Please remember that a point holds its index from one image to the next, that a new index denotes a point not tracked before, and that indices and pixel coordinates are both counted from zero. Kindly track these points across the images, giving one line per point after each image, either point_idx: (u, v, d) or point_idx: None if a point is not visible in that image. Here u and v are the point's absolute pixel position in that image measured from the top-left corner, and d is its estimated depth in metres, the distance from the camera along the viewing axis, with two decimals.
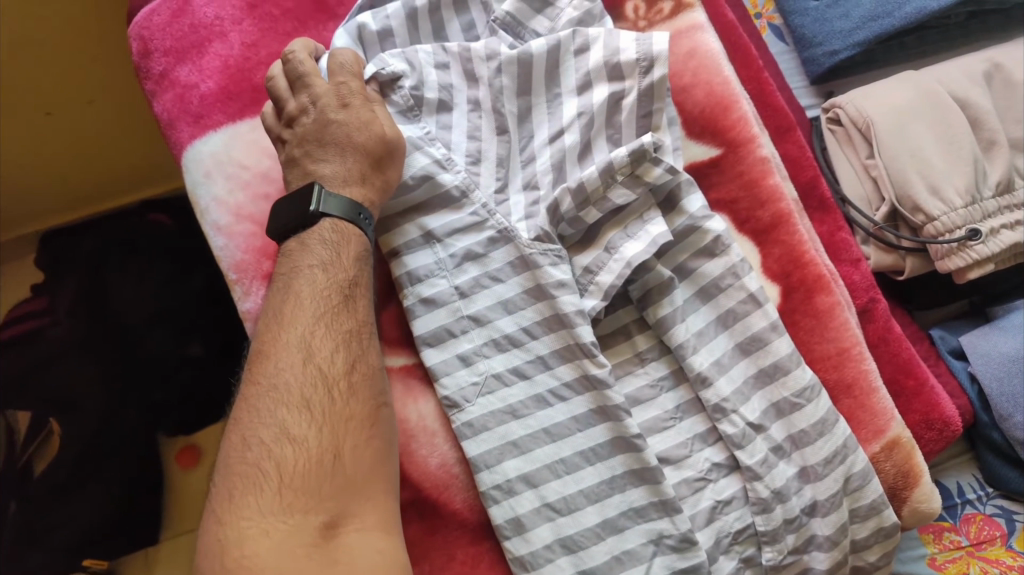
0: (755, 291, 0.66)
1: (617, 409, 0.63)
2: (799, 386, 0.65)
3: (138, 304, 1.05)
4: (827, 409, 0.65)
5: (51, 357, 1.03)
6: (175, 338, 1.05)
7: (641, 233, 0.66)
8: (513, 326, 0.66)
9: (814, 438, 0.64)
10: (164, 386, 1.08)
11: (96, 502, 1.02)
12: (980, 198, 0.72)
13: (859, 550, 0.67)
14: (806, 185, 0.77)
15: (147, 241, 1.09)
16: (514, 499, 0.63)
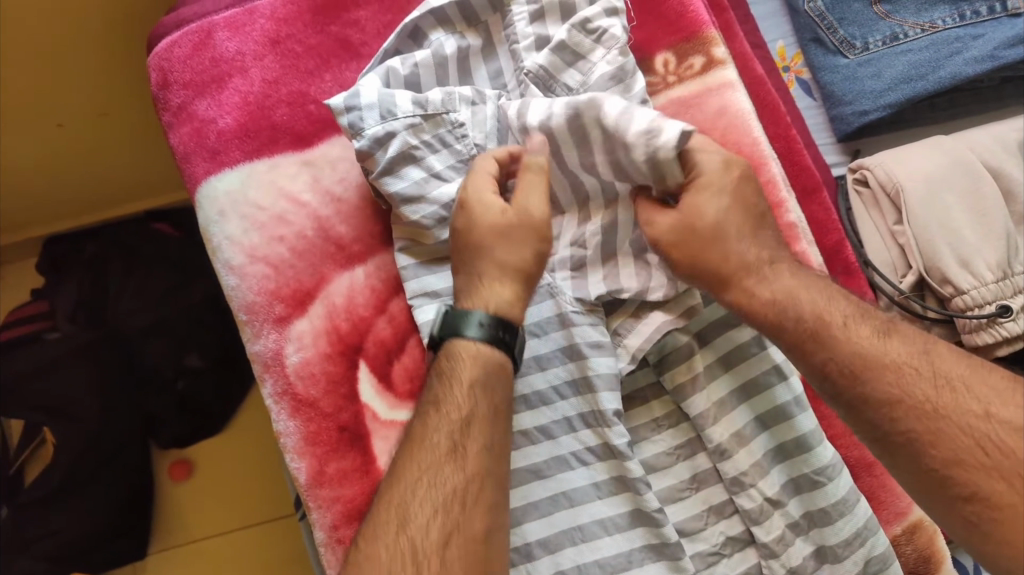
0: (780, 363, 0.65)
1: (636, 482, 0.63)
2: (820, 464, 0.62)
3: (139, 313, 1.06)
4: (848, 487, 0.62)
5: (49, 363, 1.02)
6: (173, 351, 1.06)
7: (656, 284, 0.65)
8: (546, 384, 0.66)
9: (834, 519, 0.62)
10: (159, 398, 1.07)
11: (88, 513, 1.01)
12: (1012, 274, 0.70)
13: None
14: (831, 249, 0.75)
15: (150, 253, 1.11)
16: (532, 564, 0.63)
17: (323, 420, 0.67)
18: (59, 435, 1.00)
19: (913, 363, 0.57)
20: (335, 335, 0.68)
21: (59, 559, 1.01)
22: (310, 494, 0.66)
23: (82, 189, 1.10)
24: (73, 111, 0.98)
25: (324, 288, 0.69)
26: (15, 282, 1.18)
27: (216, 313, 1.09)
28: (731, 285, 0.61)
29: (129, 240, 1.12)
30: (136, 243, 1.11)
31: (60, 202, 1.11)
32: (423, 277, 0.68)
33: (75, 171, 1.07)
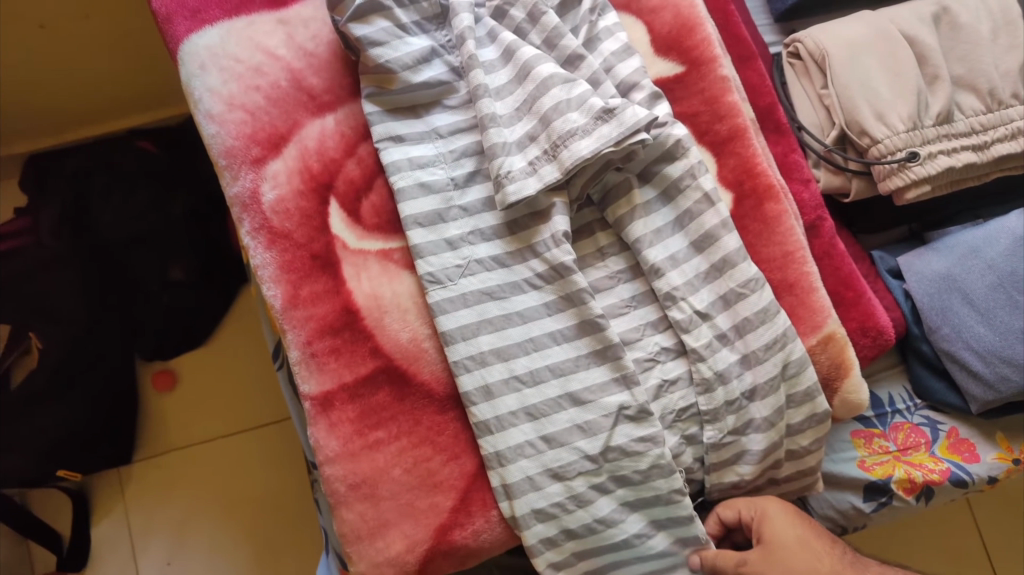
0: (710, 190, 0.72)
1: (580, 293, 0.69)
2: (744, 278, 0.70)
3: (121, 223, 1.13)
4: (769, 299, 0.70)
5: (37, 266, 1.10)
6: (157, 262, 1.14)
7: (595, 133, 0.67)
8: (495, 219, 0.72)
9: (756, 326, 0.70)
10: (144, 305, 1.14)
11: (78, 409, 1.06)
12: (921, 126, 0.78)
13: (792, 435, 0.72)
14: (765, 109, 0.82)
15: (132, 166, 1.16)
16: (484, 369, 0.69)
17: (297, 250, 0.73)
18: (48, 337, 1.07)
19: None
20: (307, 174, 0.74)
21: (51, 456, 1.05)
22: (285, 315, 0.71)
23: (65, 103, 1.13)
24: (69, 16, 1.00)
25: (297, 133, 0.75)
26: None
27: (194, 222, 1.16)
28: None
29: (110, 154, 1.17)
30: (118, 156, 1.17)
31: (49, 113, 1.14)
32: (388, 123, 0.74)
33: (65, 80, 1.09)
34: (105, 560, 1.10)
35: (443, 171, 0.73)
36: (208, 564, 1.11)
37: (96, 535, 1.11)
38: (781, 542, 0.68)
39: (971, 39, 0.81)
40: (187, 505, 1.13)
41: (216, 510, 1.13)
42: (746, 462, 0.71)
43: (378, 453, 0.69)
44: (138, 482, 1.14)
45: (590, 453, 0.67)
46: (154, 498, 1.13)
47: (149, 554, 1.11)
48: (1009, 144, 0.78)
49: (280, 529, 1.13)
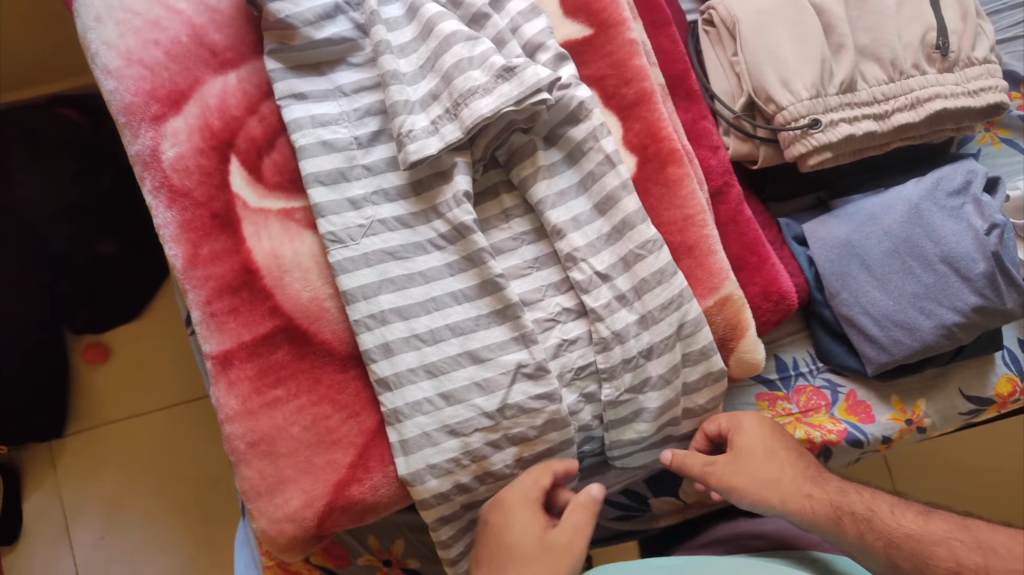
0: (611, 152, 0.72)
1: (481, 253, 0.70)
2: (641, 239, 0.70)
3: (44, 197, 1.09)
4: (666, 261, 0.71)
5: None
6: (85, 237, 1.10)
7: (495, 92, 0.67)
8: (399, 179, 0.72)
9: (653, 286, 0.70)
10: (71, 279, 1.12)
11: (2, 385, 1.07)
12: (825, 94, 0.79)
13: (689, 394, 0.74)
14: (676, 76, 0.83)
15: (50, 136, 1.11)
16: (385, 328, 0.69)
17: (197, 209, 0.72)
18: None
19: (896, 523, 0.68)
20: (208, 132, 0.73)
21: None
22: (185, 276, 0.71)
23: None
24: None
25: (198, 90, 0.74)
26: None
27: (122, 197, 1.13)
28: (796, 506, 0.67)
29: (32, 122, 1.12)
30: (40, 125, 1.12)
31: None
32: (290, 81, 0.73)
33: None
34: (37, 534, 1.13)
35: (346, 130, 0.72)
36: (139, 538, 1.14)
37: (27, 510, 1.14)
38: (745, 450, 0.71)
39: (877, 9, 0.82)
40: (117, 482, 1.16)
41: (147, 487, 1.16)
42: (644, 419, 0.72)
43: (276, 411, 0.69)
44: (69, 457, 1.16)
45: (487, 411, 0.68)
46: (85, 475, 1.16)
47: (81, 527, 1.14)
48: (908, 114, 0.80)
49: (211, 506, 1.16)
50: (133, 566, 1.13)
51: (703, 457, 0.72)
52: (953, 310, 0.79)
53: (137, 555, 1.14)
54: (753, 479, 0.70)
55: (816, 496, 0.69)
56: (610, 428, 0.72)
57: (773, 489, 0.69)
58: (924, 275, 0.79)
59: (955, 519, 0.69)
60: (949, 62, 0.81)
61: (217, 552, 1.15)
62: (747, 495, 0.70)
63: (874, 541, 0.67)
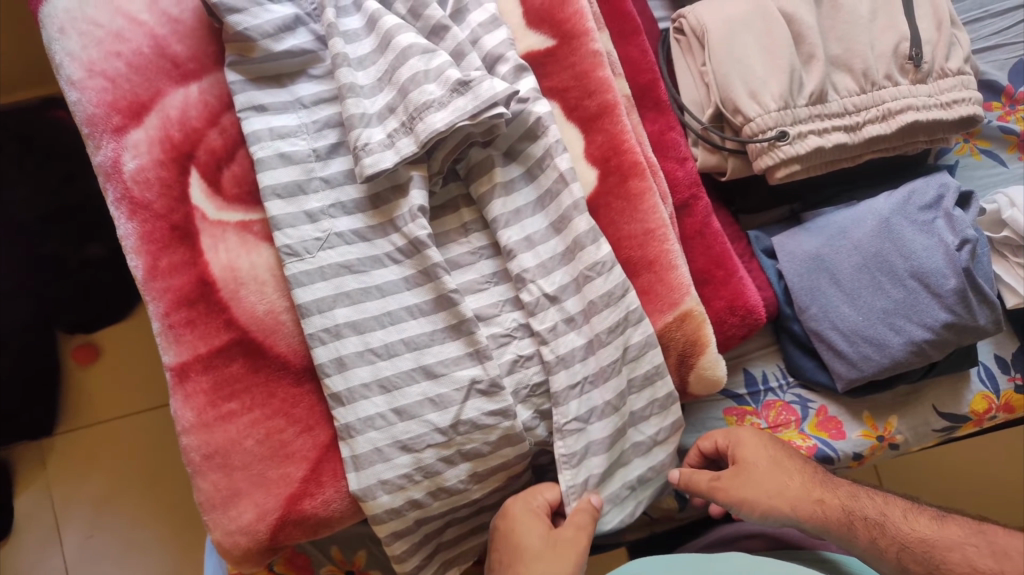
0: (566, 170, 0.71)
1: (435, 268, 0.69)
2: (591, 260, 0.70)
3: (35, 199, 1.12)
4: (616, 282, 0.70)
5: None
6: (76, 238, 1.13)
7: (450, 104, 0.67)
8: (357, 192, 0.72)
9: (602, 309, 0.70)
10: (58, 283, 1.13)
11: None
12: (794, 105, 0.78)
13: (637, 423, 0.73)
14: (643, 87, 0.82)
15: (45, 139, 1.14)
16: (340, 342, 0.69)
17: (157, 220, 0.72)
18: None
19: (915, 530, 0.66)
20: (168, 144, 0.73)
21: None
22: (145, 287, 0.71)
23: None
24: None
25: (159, 102, 0.74)
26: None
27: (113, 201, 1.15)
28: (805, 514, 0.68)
29: (26, 124, 1.14)
30: (36, 128, 1.15)
31: None
32: (251, 92, 0.73)
33: None
34: (28, 530, 1.14)
35: (305, 143, 0.72)
36: (127, 540, 1.15)
37: (18, 507, 1.15)
38: (751, 462, 0.71)
39: (849, 18, 0.80)
40: (107, 483, 1.16)
41: (134, 489, 1.17)
42: (595, 455, 0.70)
43: (230, 424, 0.69)
44: (60, 456, 1.17)
45: (440, 426, 0.68)
46: (75, 474, 1.16)
47: (70, 526, 1.15)
48: (880, 126, 0.79)
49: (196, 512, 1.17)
50: (120, 567, 1.14)
51: (708, 472, 0.72)
52: (924, 327, 0.77)
53: (123, 557, 1.14)
54: (762, 490, 0.69)
55: (827, 501, 0.69)
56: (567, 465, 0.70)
57: (783, 498, 0.69)
58: (894, 291, 0.78)
59: (970, 523, 0.66)
60: (923, 73, 0.79)
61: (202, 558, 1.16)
62: (757, 507, 0.69)
63: (886, 543, 0.66)
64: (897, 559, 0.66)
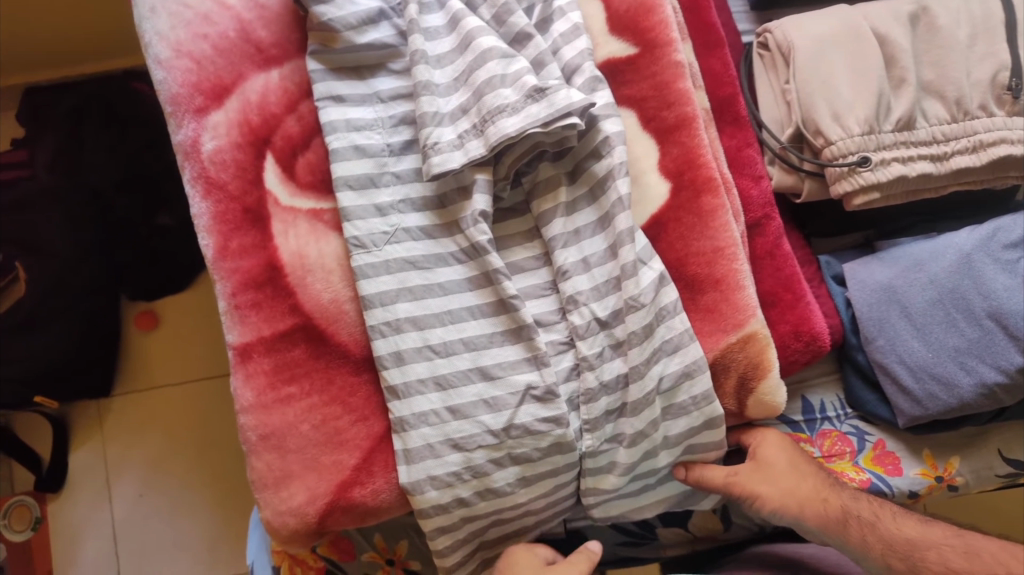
0: (625, 195, 0.69)
1: (496, 273, 0.69)
2: (635, 290, 0.67)
3: (110, 166, 1.16)
4: (670, 299, 0.69)
5: (26, 201, 1.14)
6: (147, 206, 1.19)
7: (523, 110, 0.66)
8: (428, 190, 0.72)
9: (641, 340, 0.68)
10: (130, 248, 1.19)
11: (55, 342, 1.12)
12: (879, 130, 0.75)
13: (670, 445, 0.72)
14: (723, 101, 0.80)
15: (126, 111, 1.20)
16: (399, 336, 0.69)
17: (230, 202, 0.73)
18: (31, 270, 1.12)
19: (896, 526, 0.70)
20: (246, 127, 0.74)
21: (29, 383, 1.12)
22: (214, 266, 0.72)
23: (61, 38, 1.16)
24: None
25: (240, 85, 0.75)
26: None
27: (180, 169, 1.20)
28: (804, 509, 0.71)
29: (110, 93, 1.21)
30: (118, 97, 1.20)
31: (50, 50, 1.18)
32: (330, 82, 0.73)
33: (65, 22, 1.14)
34: (81, 486, 1.20)
35: (379, 136, 0.73)
36: (176, 501, 1.20)
37: (75, 463, 1.20)
38: (769, 462, 0.73)
39: (946, 43, 0.77)
40: (161, 444, 1.22)
41: (187, 453, 1.22)
42: (619, 473, 0.71)
43: (287, 407, 0.70)
44: (117, 417, 1.22)
45: (493, 429, 0.68)
46: (131, 435, 1.22)
47: (122, 484, 1.20)
48: (970, 157, 0.76)
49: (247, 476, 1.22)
50: (167, 527, 1.19)
51: (724, 468, 0.73)
52: (997, 369, 0.74)
53: (171, 518, 1.19)
54: (774, 486, 0.72)
55: (830, 500, 0.71)
56: (585, 475, 0.72)
57: (792, 495, 0.71)
58: (968, 329, 0.75)
59: (951, 527, 0.71)
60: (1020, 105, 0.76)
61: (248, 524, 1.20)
62: (768, 503, 0.72)
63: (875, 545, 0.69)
64: (885, 557, 0.69)
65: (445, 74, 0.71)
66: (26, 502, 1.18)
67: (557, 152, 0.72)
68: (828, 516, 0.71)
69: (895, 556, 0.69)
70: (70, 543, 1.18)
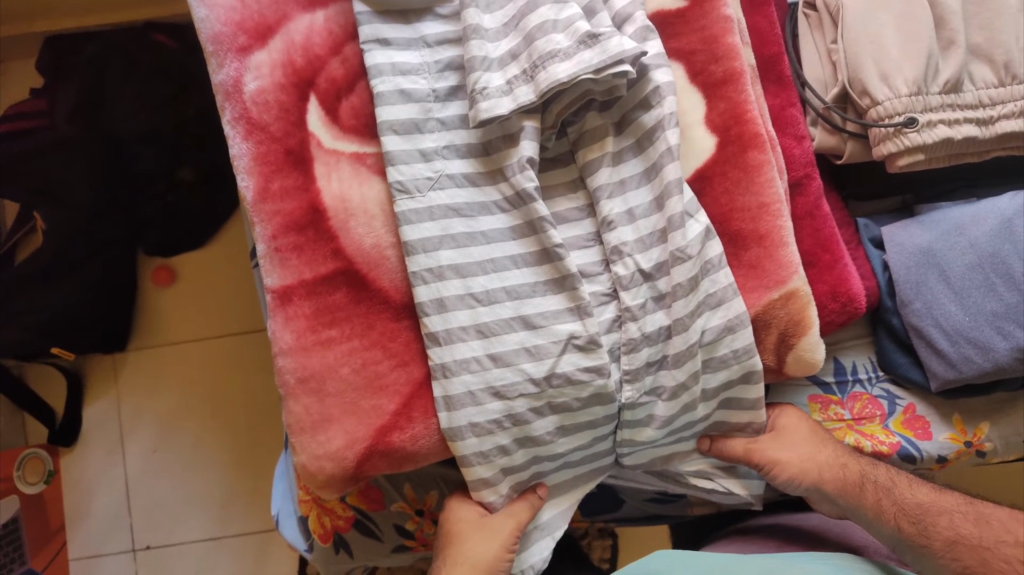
0: (674, 146, 0.68)
1: (542, 223, 0.69)
2: (681, 243, 0.67)
3: (131, 118, 1.14)
4: (715, 252, 0.69)
5: (43, 148, 1.10)
6: (166, 160, 1.16)
7: (577, 56, 0.65)
8: (473, 137, 0.71)
9: (685, 293, 0.67)
10: (150, 203, 1.17)
11: (74, 293, 1.11)
12: (926, 92, 0.74)
13: (706, 399, 0.72)
14: (768, 59, 0.79)
15: (148, 62, 1.16)
16: (441, 283, 0.69)
17: (273, 143, 0.72)
18: (53, 219, 1.10)
19: (905, 491, 0.71)
20: (290, 69, 0.73)
21: (46, 332, 1.10)
22: (255, 208, 0.72)
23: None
24: None
25: (284, 25, 0.74)
26: (14, 74, 1.24)
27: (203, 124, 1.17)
28: (818, 474, 0.74)
29: (129, 44, 1.16)
30: (136, 47, 1.16)
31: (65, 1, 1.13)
32: (376, 25, 0.72)
33: None
34: (94, 440, 1.20)
35: (425, 81, 0.71)
36: (189, 456, 1.20)
37: (89, 416, 1.20)
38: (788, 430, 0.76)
39: (998, 5, 0.76)
40: (174, 402, 1.21)
41: (201, 409, 1.21)
42: (655, 426, 0.71)
43: (328, 350, 0.70)
44: (130, 372, 1.22)
45: (535, 378, 0.68)
46: (145, 390, 1.21)
47: (135, 440, 1.20)
48: (1015, 122, 0.76)
49: (262, 431, 1.21)
50: (180, 481, 1.19)
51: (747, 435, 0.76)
52: None
53: (184, 473, 1.20)
54: (794, 451, 0.74)
55: (848, 465, 0.74)
56: (623, 427, 0.72)
57: (812, 460, 0.74)
58: (1008, 294, 0.75)
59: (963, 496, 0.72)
60: None
61: (261, 479, 1.20)
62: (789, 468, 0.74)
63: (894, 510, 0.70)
64: (898, 523, 0.70)
65: (495, 19, 0.70)
66: (39, 455, 1.16)
67: (605, 102, 0.71)
68: (844, 480, 0.73)
69: (908, 521, 0.69)
70: (83, 496, 1.19)
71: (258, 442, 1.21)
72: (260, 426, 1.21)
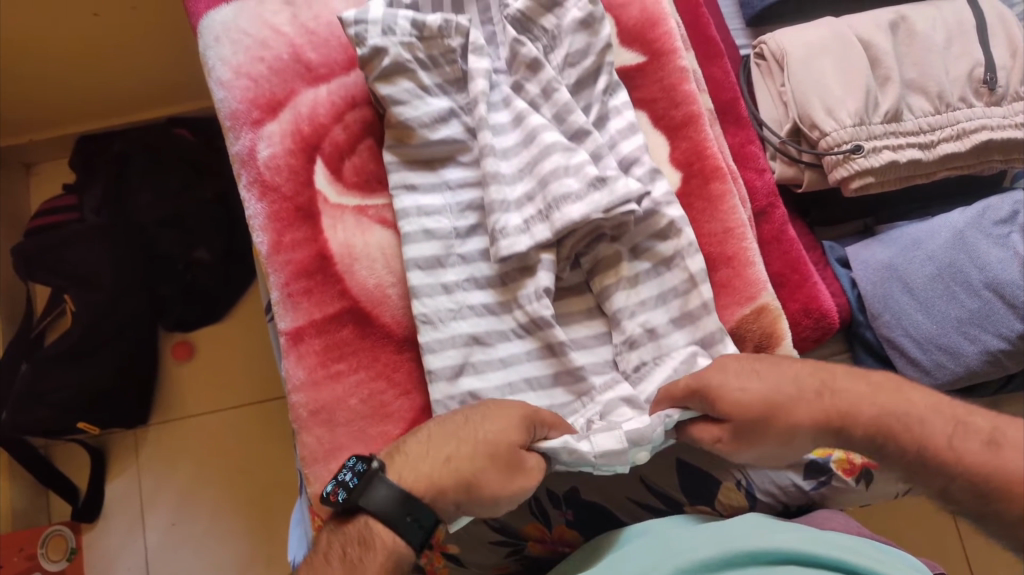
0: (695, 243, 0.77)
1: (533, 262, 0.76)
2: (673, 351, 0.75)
3: (155, 207, 1.24)
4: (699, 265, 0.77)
5: (75, 237, 1.19)
6: (185, 241, 1.24)
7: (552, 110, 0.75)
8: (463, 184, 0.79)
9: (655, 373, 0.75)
10: (170, 282, 1.25)
11: (98, 372, 1.17)
12: (869, 122, 0.82)
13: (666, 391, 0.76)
14: (725, 104, 0.88)
15: (170, 154, 1.29)
16: (447, 321, 0.76)
17: (284, 201, 0.81)
18: (81, 301, 1.16)
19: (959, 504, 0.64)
20: (298, 136, 0.83)
21: (72, 408, 1.16)
22: (269, 260, 0.80)
23: (107, 88, 1.25)
24: (119, 29, 1.15)
25: (293, 100, 0.84)
26: (46, 172, 1.37)
27: (224, 208, 1.28)
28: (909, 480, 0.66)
29: (155, 140, 1.30)
30: (162, 143, 1.29)
31: (97, 107, 1.29)
32: (403, 172, 0.80)
33: (116, 80, 1.24)
34: (114, 518, 1.24)
35: (447, 220, 0.78)
36: (204, 530, 1.23)
37: (109, 492, 1.24)
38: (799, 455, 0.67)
39: (924, 45, 0.85)
40: (192, 473, 1.25)
41: (218, 482, 1.25)
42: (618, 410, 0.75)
43: (338, 383, 0.77)
44: (151, 446, 1.27)
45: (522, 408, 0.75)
46: (165, 464, 1.26)
47: (155, 514, 1.24)
48: (955, 144, 0.83)
49: (275, 500, 1.24)
50: (196, 556, 1.22)
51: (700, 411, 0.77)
52: (998, 336, 0.79)
53: (201, 543, 1.22)
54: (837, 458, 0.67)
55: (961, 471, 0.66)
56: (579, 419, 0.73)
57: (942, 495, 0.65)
58: (968, 301, 0.80)
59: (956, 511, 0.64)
60: (997, 96, 0.84)
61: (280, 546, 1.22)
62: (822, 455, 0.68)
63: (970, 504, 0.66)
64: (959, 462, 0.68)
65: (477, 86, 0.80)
66: (62, 532, 1.21)
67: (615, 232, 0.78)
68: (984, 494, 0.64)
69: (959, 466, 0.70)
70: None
71: (274, 510, 1.24)
72: (277, 492, 1.24)
